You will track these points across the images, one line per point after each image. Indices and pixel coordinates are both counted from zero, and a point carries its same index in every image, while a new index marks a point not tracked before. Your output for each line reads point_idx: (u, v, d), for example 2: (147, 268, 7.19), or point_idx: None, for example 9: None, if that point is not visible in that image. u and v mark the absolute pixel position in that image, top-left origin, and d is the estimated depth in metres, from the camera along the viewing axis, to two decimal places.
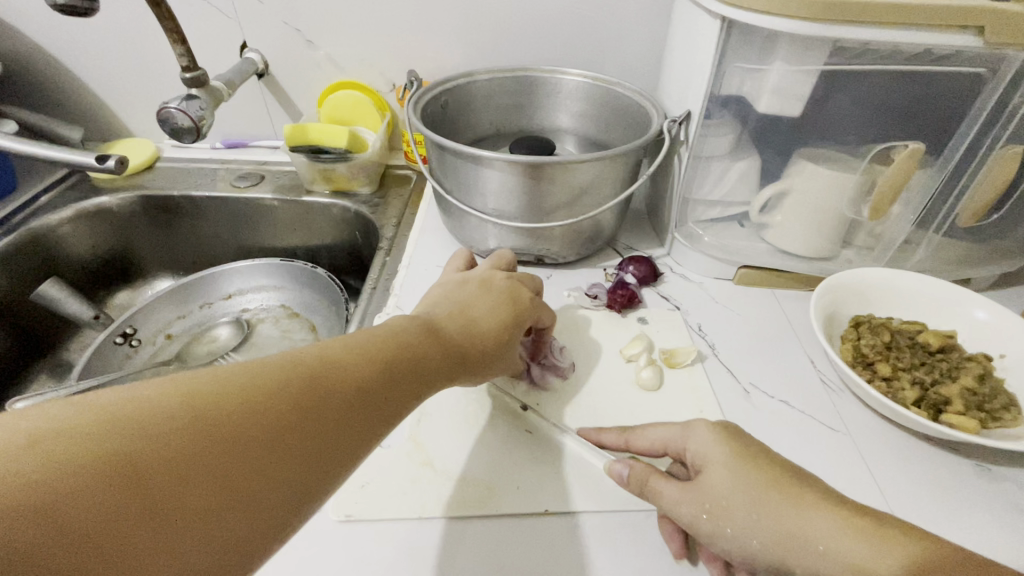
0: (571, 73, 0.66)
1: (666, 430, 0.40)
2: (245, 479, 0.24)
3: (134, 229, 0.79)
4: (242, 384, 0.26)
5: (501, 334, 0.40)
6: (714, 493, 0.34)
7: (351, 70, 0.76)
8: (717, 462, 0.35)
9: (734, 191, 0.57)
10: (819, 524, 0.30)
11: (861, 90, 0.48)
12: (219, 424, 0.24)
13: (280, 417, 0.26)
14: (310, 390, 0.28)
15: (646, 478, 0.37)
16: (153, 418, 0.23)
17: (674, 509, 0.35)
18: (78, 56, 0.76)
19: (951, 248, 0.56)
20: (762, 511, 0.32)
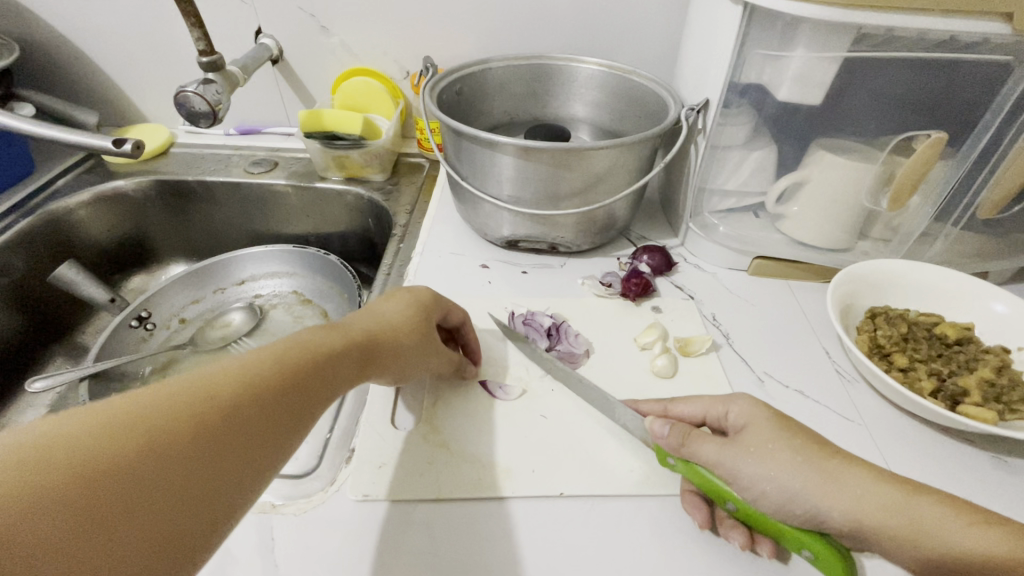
0: (587, 61, 0.66)
1: (705, 400, 0.41)
2: (159, 480, 0.24)
3: (149, 214, 0.80)
4: (168, 395, 0.26)
5: (412, 334, 0.40)
6: (758, 442, 0.35)
7: (366, 57, 0.76)
8: (761, 421, 0.37)
9: (750, 181, 0.57)
10: (857, 474, 0.33)
11: (883, 79, 0.48)
12: (94, 454, 0.23)
13: (170, 438, 0.25)
14: (205, 408, 0.26)
15: (688, 433, 0.37)
16: (84, 440, 0.23)
17: (714, 458, 0.36)
18: (94, 40, 0.77)
19: (970, 241, 0.56)
20: (808, 459, 0.34)
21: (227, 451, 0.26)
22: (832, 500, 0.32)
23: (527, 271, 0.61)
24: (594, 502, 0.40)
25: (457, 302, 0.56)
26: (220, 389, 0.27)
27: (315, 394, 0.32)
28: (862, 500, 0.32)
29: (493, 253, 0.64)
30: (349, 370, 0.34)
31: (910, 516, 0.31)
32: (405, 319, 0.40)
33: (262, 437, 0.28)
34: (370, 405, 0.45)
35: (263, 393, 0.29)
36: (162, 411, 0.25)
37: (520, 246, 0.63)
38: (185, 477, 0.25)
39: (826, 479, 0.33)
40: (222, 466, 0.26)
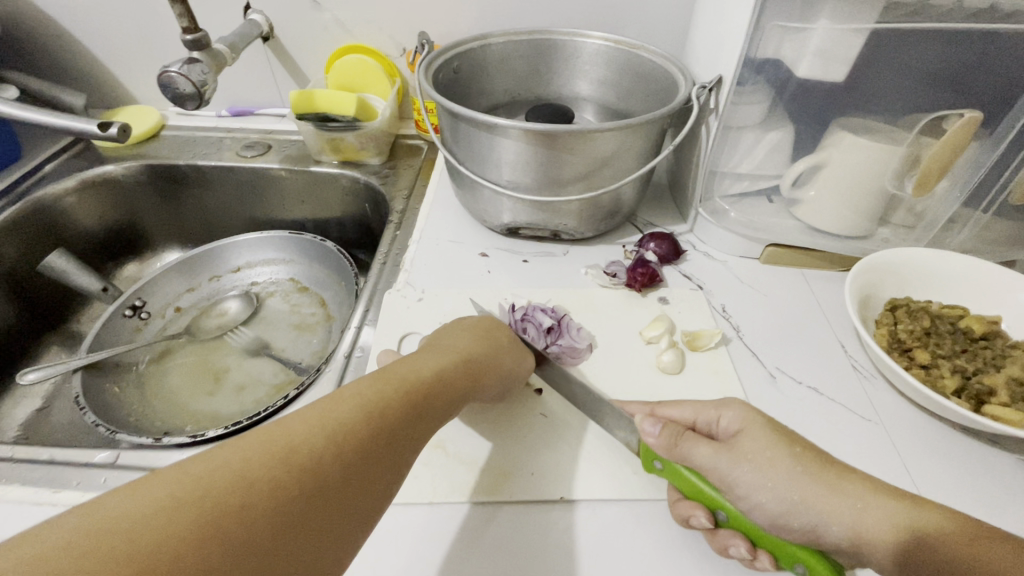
0: (591, 36, 0.62)
1: (695, 403, 0.38)
2: (295, 511, 0.24)
3: (140, 200, 0.78)
4: (290, 430, 0.27)
5: (489, 355, 0.40)
6: (755, 448, 0.33)
7: (360, 33, 0.73)
8: (756, 427, 0.35)
9: (764, 163, 0.53)
10: (858, 487, 0.31)
11: (912, 56, 0.44)
12: (228, 494, 0.23)
13: (286, 477, 0.25)
14: (322, 446, 0.26)
15: (681, 434, 0.35)
16: (223, 478, 0.24)
17: (707, 463, 0.34)
18: (78, 18, 0.73)
19: (1000, 228, 0.52)
20: (808, 470, 0.32)
21: (345, 491, 0.26)
22: (831, 510, 0.30)
23: (528, 260, 0.59)
24: (597, 505, 0.38)
25: (455, 293, 0.54)
26: (336, 428, 0.27)
27: (418, 426, 0.32)
28: (862, 513, 0.30)
29: (493, 241, 0.61)
30: (448, 399, 0.35)
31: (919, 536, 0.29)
32: (485, 349, 0.41)
33: (378, 465, 0.28)
34: None
35: (371, 429, 0.29)
36: (278, 452, 0.25)
37: (521, 233, 0.61)
38: (309, 521, 0.24)
39: (828, 491, 0.31)
40: (338, 507, 0.26)
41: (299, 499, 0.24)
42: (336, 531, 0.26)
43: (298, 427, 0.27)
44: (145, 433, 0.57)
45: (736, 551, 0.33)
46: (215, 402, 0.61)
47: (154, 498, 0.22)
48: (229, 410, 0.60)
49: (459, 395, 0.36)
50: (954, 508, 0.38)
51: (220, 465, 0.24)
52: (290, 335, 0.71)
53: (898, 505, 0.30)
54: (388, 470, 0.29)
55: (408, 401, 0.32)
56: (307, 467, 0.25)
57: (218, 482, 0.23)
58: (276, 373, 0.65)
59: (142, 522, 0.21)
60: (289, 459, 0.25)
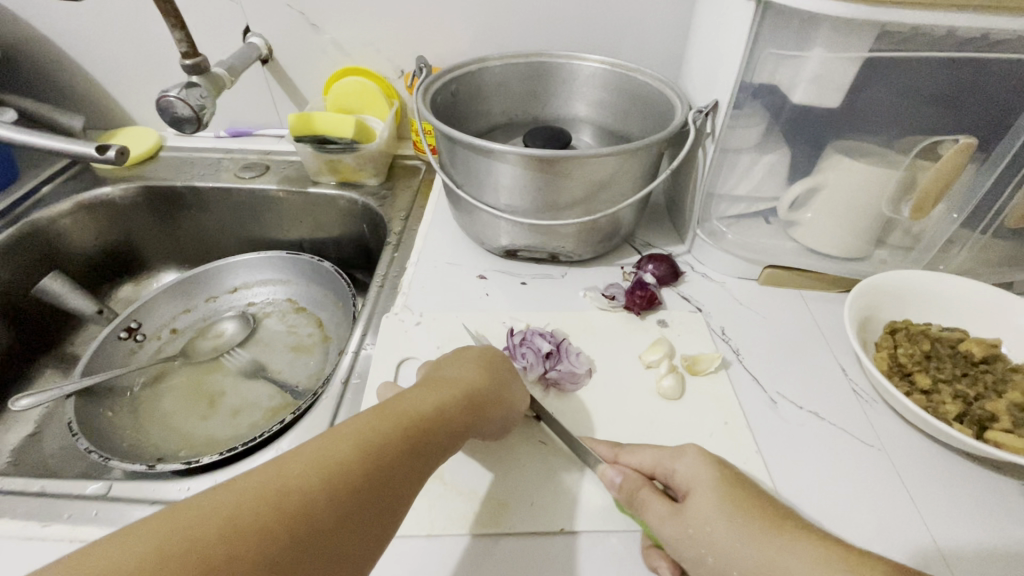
0: (589, 59, 0.63)
1: (654, 449, 0.38)
2: (284, 559, 0.24)
3: (137, 221, 0.77)
4: (286, 472, 0.26)
5: (492, 387, 0.39)
6: (701, 513, 0.33)
7: (358, 56, 0.73)
8: (704, 485, 0.34)
9: (762, 186, 0.53)
10: (801, 551, 0.30)
11: (906, 82, 0.45)
12: (217, 541, 0.23)
13: (277, 524, 0.24)
14: (316, 491, 0.26)
15: (638, 489, 0.36)
16: (215, 524, 0.24)
17: (658, 525, 0.34)
18: (78, 41, 0.74)
19: (997, 249, 0.52)
20: (751, 532, 0.32)
21: (337, 538, 0.26)
22: None
23: (526, 283, 0.58)
24: (598, 536, 0.38)
25: (453, 317, 0.54)
26: (332, 470, 0.27)
27: (417, 466, 0.31)
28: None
29: (491, 263, 0.61)
30: (450, 435, 0.34)
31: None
32: (488, 380, 0.40)
33: (374, 509, 0.28)
34: None
35: (367, 471, 0.28)
36: (270, 496, 0.25)
37: (519, 255, 0.61)
38: (298, 571, 0.24)
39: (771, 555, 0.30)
40: (330, 554, 0.25)
41: (287, 546, 0.24)
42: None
43: (293, 468, 0.27)
44: (138, 459, 0.56)
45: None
46: (209, 427, 0.61)
47: (146, 544, 0.22)
48: (224, 435, 0.59)
49: (461, 429, 0.35)
50: (959, 537, 0.37)
51: (214, 509, 0.24)
52: (287, 357, 0.70)
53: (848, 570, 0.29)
54: (382, 514, 0.28)
55: (408, 438, 0.31)
56: (298, 514, 0.25)
57: (208, 528, 0.23)
58: (272, 397, 0.64)
59: (131, 569, 0.21)
60: (280, 504, 0.25)
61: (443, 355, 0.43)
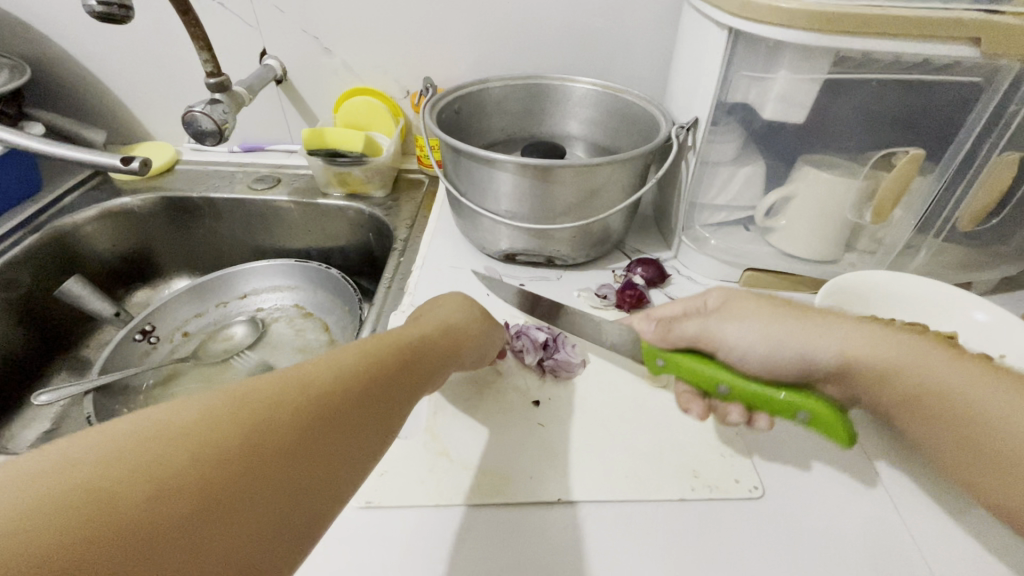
0: (581, 81, 0.68)
1: (683, 302, 0.47)
2: (312, 440, 0.25)
3: (153, 230, 0.81)
4: (302, 371, 0.27)
5: (465, 329, 0.43)
6: (740, 311, 0.43)
7: (367, 77, 0.79)
8: (738, 300, 0.44)
9: (739, 195, 0.59)
10: (838, 325, 0.40)
11: (863, 99, 0.50)
12: (241, 428, 0.23)
13: (303, 410, 0.25)
14: (333, 384, 0.27)
15: (673, 322, 0.45)
16: (241, 408, 0.24)
17: (697, 332, 0.44)
18: (104, 62, 0.79)
19: (952, 253, 0.58)
20: (790, 319, 0.41)
21: (354, 428, 0.27)
22: (821, 345, 0.39)
23: (524, 284, 0.63)
24: (591, 506, 0.41)
25: None
26: (345, 372, 0.28)
27: (412, 377, 0.33)
28: (851, 336, 0.39)
29: (491, 266, 0.65)
30: (429, 362, 0.36)
31: (915, 370, 0.37)
32: (461, 321, 0.43)
33: (382, 406, 0.29)
34: None
35: (373, 375, 0.30)
36: (293, 386, 0.26)
37: (517, 259, 0.65)
38: (323, 451, 0.25)
39: (811, 330, 0.40)
40: (350, 441, 0.27)
41: (314, 431, 0.25)
42: (347, 466, 0.26)
43: (311, 367, 0.27)
44: None
45: (733, 417, 0.44)
46: None
47: (153, 441, 0.22)
48: None
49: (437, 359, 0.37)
50: (918, 504, 0.42)
51: (239, 395, 0.24)
52: (295, 358, 0.74)
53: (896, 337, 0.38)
54: (380, 415, 0.29)
55: (401, 357, 0.33)
56: (321, 402, 0.26)
57: (240, 414, 0.24)
58: None
59: (170, 441, 0.22)
60: (304, 395, 0.26)
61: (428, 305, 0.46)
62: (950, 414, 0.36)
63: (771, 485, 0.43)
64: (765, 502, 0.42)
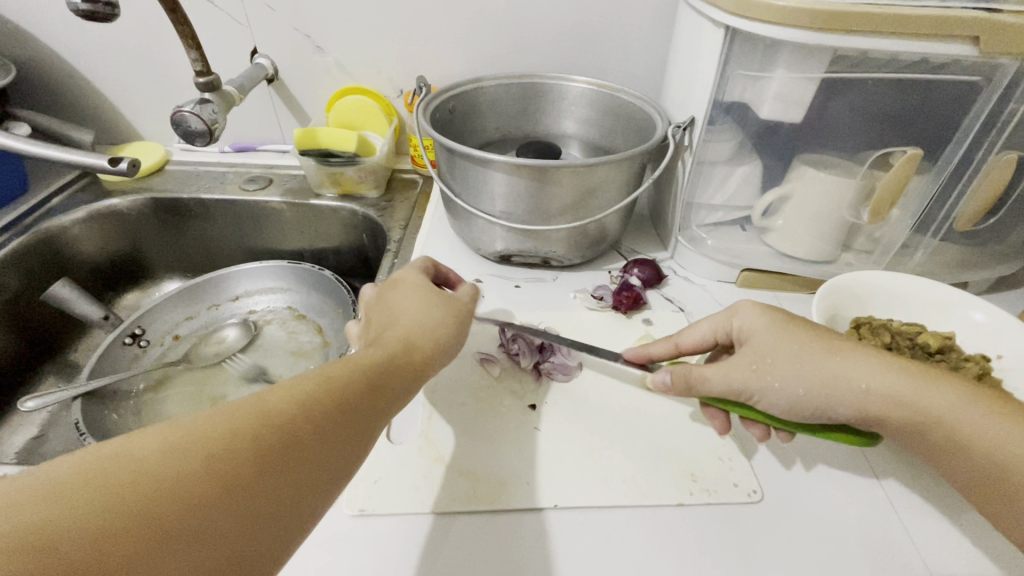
0: (576, 79, 0.67)
1: (709, 321, 0.45)
2: (270, 469, 0.27)
3: (143, 231, 0.80)
4: (264, 401, 0.29)
5: (442, 326, 0.41)
6: (763, 353, 0.39)
7: (360, 76, 0.78)
8: (762, 330, 0.40)
9: (736, 195, 0.58)
10: (863, 362, 0.36)
11: (860, 98, 0.50)
12: (204, 457, 0.25)
13: (261, 439, 0.27)
14: (294, 412, 0.29)
15: (687, 373, 0.41)
16: (205, 438, 0.26)
17: (722, 383, 0.39)
18: (91, 61, 0.78)
19: (949, 252, 0.58)
20: (814, 360, 0.37)
21: (316, 453, 0.29)
22: (846, 397, 0.36)
23: (520, 285, 0.62)
24: (589, 512, 0.41)
25: None
26: (308, 398, 0.30)
27: (381, 394, 0.34)
28: (877, 383, 0.36)
29: (487, 267, 0.65)
30: (404, 371, 0.36)
31: (927, 403, 0.35)
32: (436, 321, 0.41)
33: (348, 429, 0.31)
34: None
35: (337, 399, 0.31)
36: (255, 415, 0.28)
37: (513, 260, 0.64)
38: (282, 476, 0.27)
39: (832, 370, 0.36)
40: (313, 466, 0.28)
41: (272, 459, 0.27)
42: (309, 489, 0.28)
43: (274, 397, 0.29)
44: None
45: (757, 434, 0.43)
46: None
47: (124, 474, 0.24)
48: None
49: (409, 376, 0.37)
50: (914, 507, 0.42)
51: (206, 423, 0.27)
52: (287, 361, 0.73)
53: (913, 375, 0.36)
54: (345, 439, 0.30)
55: (369, 376, 0.34)
56: (282, 429, 0.28)
57: (203, 444, 0.26)
58: None
59: (142, 467, 0.24)
60: (265, 424, 0.28)
61: (395, 290, 0.44)
62: (952, 443, 0.35)
63: (768, 489, 0.43)
64: (763, 506, 0.41)
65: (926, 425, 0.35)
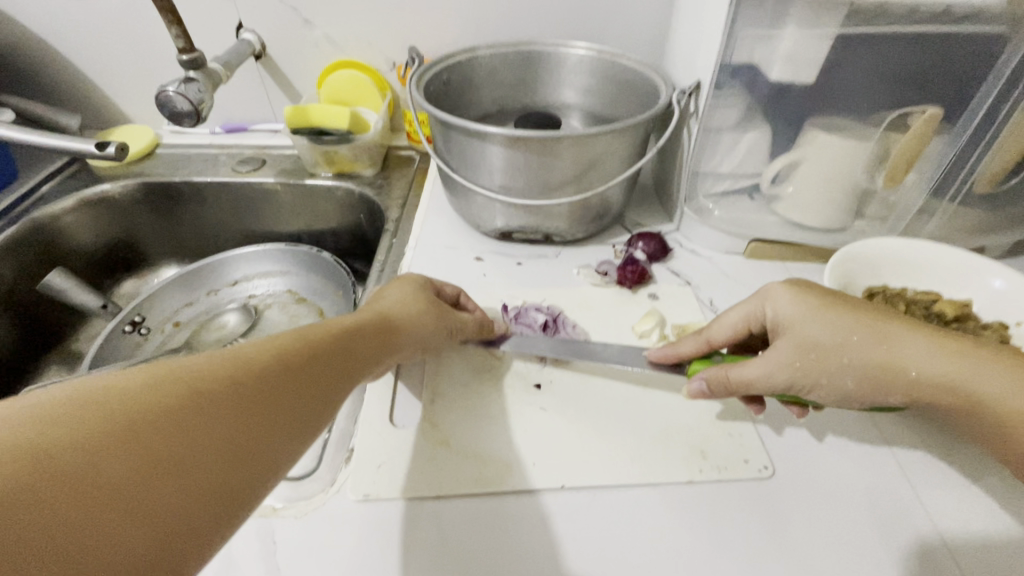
0: (576, 46, 0.64)
1: (740, 309, 0.41)
2: (247, 408, 0.26)
3: (137, 217, 0.78)
4: (237, 349, 0.28)
5: (428, 313, 0.42)
6: (808, 345, 0.36)
7: (350, 49, 0.75)
8: (803, 316, 0.37)
9: (744, 162, 0.56)
10: (913, 341, 0.34)
11: (876, 55, 0.47)
12: (176, 393, 0.24)
13: (237, 379, 0.26)
14: (268, 358, 0.28)
15: (724, 373, 0.38)
16: (177, 377, 0.25)
17: (762, 376, 0.37)
18: (73, 41, 0.75)
19: (966, 217, 0.56)
20: (862, 341, 0.35)
21: (290, 396, 0.28)
22: (898, 384, 0.35)
23: (522, 263, 0.61)
24: (597, 492, 0.40)
25: None
26: (280, 348, 0.29)
27: (356, 352, 0.34)
28: (930, 362, 0.34)
29: (487, 245, 0.63)
30: (378, 340, 0.37)
31: (966, 392, 0.33)
32: (420, 309, 0.42)
33: (323, 377, 0.31)
34: (367, 403, 0.45)
35: (310, 351, 0.31)
36: (229, 359, 0.27)
37: (514, 237, 0.63)
38: (260, 415, 0.26)
39: (884, 351, 0.35)
40: (289, 408, 0.28)
41: (248, 398, 0.26)
42: (288, 428, 0.27)
43: (245, 347, 0.28)
44: None
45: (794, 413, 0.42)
46: None
47: (63, 421, 0.21)
48: None
49: (380, 348, 0.37)
50: (931, 479, 0.41)
51: (180, 365, 0.25)
52: None
53: (959, 347, 0.34)
54: (312, 391, 0.29)
55: (340, 337, 0.34)
56: (255, 372, 0.27)
57: (177, 381, 0.24)
58: None
59: (112, 402, 0.22)
60: (239, 367, 0.27)
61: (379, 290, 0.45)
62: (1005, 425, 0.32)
63: (780, 465, 0.42)
64: (774, 482, 0.41)
65: (963, 410, 0.34)
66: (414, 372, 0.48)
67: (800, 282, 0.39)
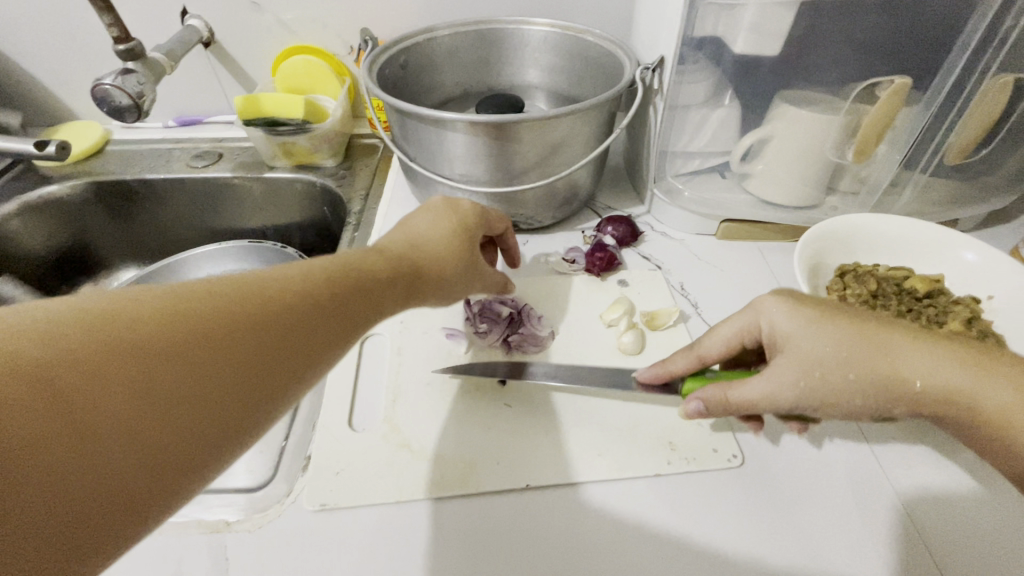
0: (538, 23, 0.61)
1: (733, 321, 0.38)
2: (224, 359, 0.23)
3: (89, 219, 0.75)
4: (228, 287, 0.25)
5: (459, 250, 0.38)
6: (807, 361, 0.33)
7: (304, 33, 0.71)
8: (799, 330, 0.34)
9: (713, 141, 0.54)
10: (904, 349, 0.31)
11: (844, 23, 0.45)
12: (146, 334, 0.22)
13: (219, 323, 0.24)
14: (258, 301, 0.26)
15: (722, 395, 0.36)
16: (153, 316, 0.23)
17: (760, 394, 0.34)
18: (6, 34, 0.70)
19: (940, 189, 0.54)
20: (851, 354, 0.32)
21: (278, 348, 0.25)
22: (895, 395, 0.31)
23: None
24: (565, 489, 0.39)
25: None
26: (276, 289, 0.27)
27: (367, 298, 0.31)
28: (925, 372, 0.30)
29: None
30: (398, 284, 0.33)
31: (964, 404, 0.30)
32: (447, 244, 0.38)
33: (322, 328, 0.28)
34: (326, 408, 0.43)
35: (312, 296, 0.28)
36: (215, 299, 0.24)
37: None
38: (239, 367, 0.24)
39: (875, 360, 0.31)
40: (274, 361, 0.25)
41: (229, 346, 0.24)
42: (267, 385, 0.25)
43: (237, 284, 0.26)
44: None
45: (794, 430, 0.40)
46: None
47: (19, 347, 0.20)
48: None
49: (401, 288, 0.34)
50: (902, 460, 0.40)
51: (161, 300, 0.23)
52: None
53: (957, 356, 0.30)
54: (303, 343, 0.26)
55: (352, 280, 0.30)
56: (241, 317, 0.25)
57: (150, 319, 0.22)
58: None
59: (72, 333, 0.21)
60: (226, 309, 0.24)
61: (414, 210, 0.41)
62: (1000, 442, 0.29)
63: (750, 453, 0.41)
64: (745, 471, 0.40)
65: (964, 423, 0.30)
66: (377, 374, 0.47)
67: (793, 292, 0.36)
